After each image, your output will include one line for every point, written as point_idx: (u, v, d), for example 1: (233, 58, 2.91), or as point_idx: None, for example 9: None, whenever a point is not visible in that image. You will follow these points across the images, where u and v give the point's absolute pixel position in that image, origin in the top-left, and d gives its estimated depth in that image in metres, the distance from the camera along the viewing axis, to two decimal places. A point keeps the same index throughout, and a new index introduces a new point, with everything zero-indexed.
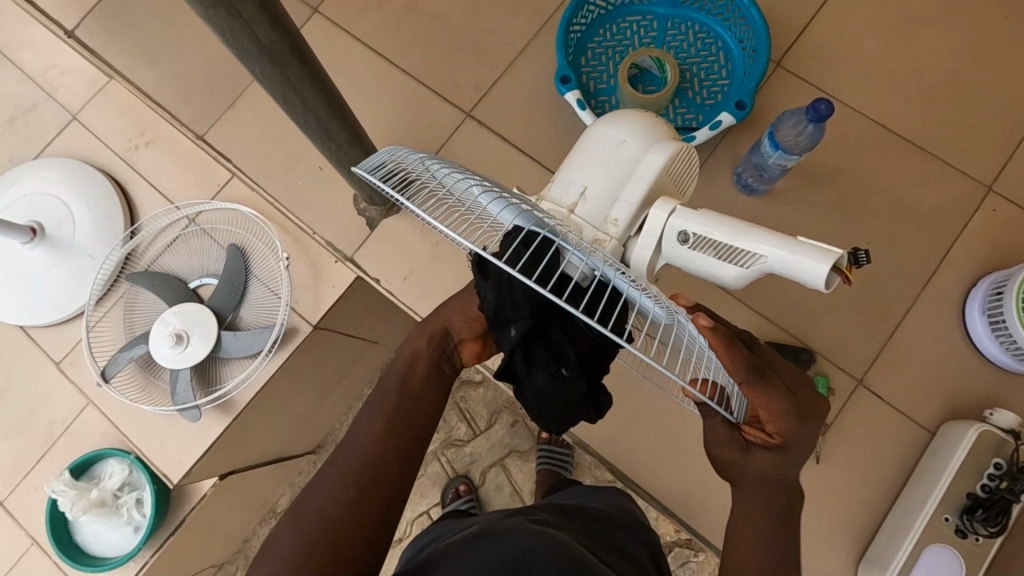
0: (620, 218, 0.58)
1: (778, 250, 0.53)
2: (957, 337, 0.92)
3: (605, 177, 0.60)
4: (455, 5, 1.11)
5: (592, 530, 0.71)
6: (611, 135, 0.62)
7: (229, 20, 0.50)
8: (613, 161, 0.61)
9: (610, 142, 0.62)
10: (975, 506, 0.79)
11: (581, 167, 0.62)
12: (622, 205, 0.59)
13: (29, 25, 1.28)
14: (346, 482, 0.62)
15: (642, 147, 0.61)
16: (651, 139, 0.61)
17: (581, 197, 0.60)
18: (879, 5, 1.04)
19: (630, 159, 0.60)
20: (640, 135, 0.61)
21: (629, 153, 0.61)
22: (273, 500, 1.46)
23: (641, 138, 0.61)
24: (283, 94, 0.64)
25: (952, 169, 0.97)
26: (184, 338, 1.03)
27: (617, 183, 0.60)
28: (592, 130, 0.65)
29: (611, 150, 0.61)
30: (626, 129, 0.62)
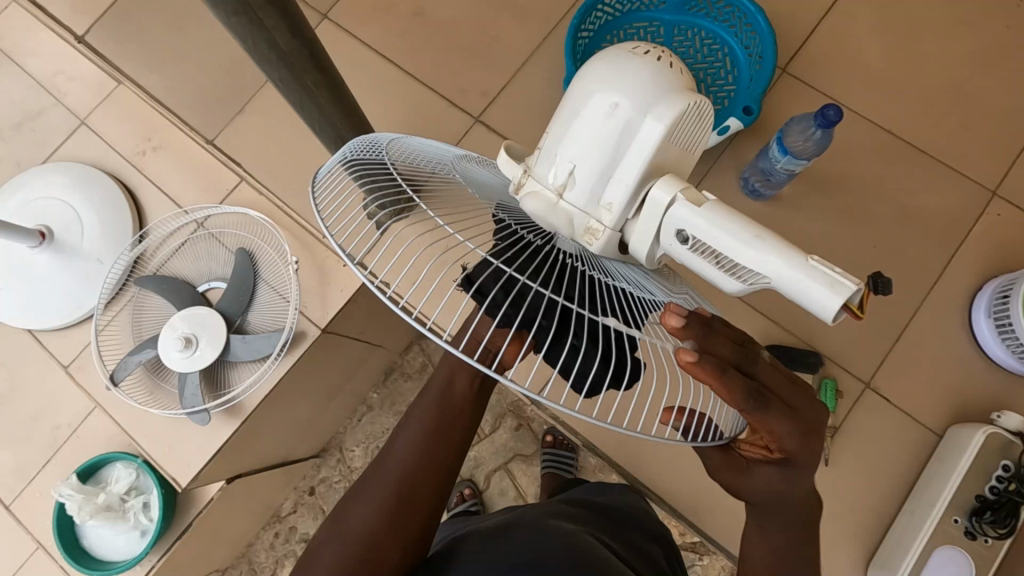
0: (615, 202, 0.47)
1: (790, 269, 0.41)
2: (963, 341, 0.92)
3: (594, 151, 0.47)
4: (462, 12, 1.12)
5: (607, 525, 0.71)
6: (600, 91, 0.47)
7: (251, 27, 0.51)
8: (601, 128, 0.47)
9: (595, 103, 0.47)
10: (983, 508, 0.80)
11: (564, 137, 0.49)
12: (615, 186, 0.47)
13: (37, 30, 1.28)
14: (372, 492, 0.64)
15: (638, 108, 0.46)
16: (650, 90, 0.47)
17: (569, 178, 0.48)
18: (882, 12, 1.05)
19: (621, 123, 0.47)
20: (634, 91, 0.46)
21: (622, 117, 0.46)
22: (277, 505, 1.46)
23: (636, 97, 0.46)
24: (299, 100, 0.65)
25: (957, 174, 0.98)
26: (193, 343, 1.03)
27: (609, 160, 0.47)
28: (577, 79, 0.50)
29: (598, 113, 0.47)
30: (617, 83, 0.47)
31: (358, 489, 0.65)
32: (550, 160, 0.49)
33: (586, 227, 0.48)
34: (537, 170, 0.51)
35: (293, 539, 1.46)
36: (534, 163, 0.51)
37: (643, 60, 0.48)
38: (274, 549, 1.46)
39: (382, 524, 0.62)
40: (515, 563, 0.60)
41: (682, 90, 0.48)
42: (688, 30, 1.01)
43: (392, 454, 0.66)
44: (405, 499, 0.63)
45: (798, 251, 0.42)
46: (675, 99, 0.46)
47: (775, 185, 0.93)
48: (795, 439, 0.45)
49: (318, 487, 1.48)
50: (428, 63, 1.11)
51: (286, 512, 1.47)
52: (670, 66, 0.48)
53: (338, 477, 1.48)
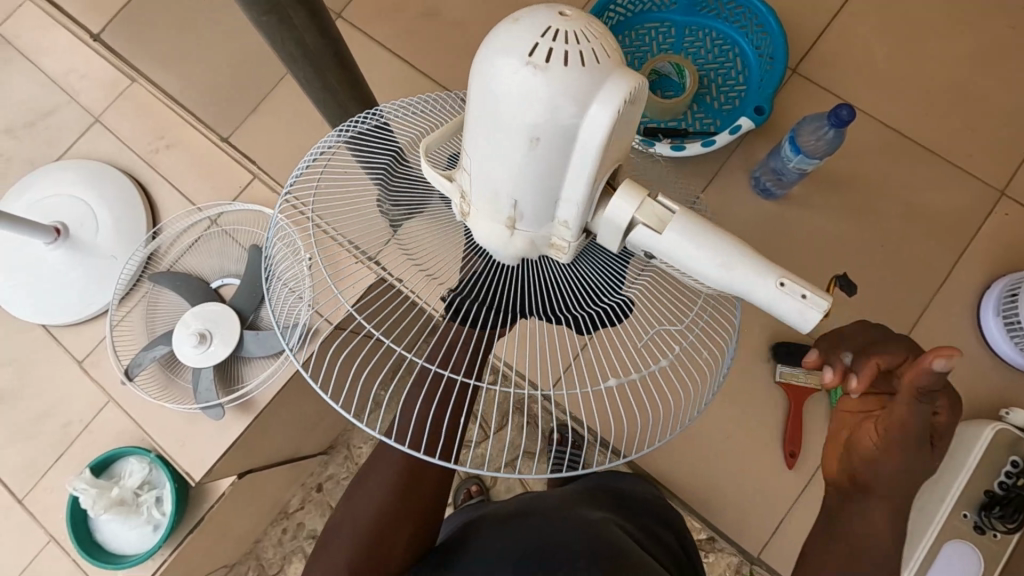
0: (570, 220, 0.46)
1: (756, 291, 0.43)
2: (972, 339, 0.93)
3: (529, 179, 0.44)
4: (475, 12, 1.13)
5: (622, 509, 0.75)
6: (513, 111, 0.41)
7: (280, 26, 0.52)
8: (527, 157, 0.43)
9: (514, 133, 0.42)
10: (992, 504, 0.81)
11: (495, 169, 0.45)
12: (566, 207, 0.45)
13: (52, 28, 1.29)
14: (374, 488, 0.65)
15: (562, 124, 0.41)
16: (573, 101, 0.40)
17: (517, 209, 0.47)
18: (892, 14, 1.06)
19: (550, 153, 0.42)
20: (550, 106, 0.40)
21: (547, 140, 0.41)
22: (284, 502, 1.46)
23: (554, 111, 0.40)
24: (321, 97, 0.65)
25: (964, 174, 0.99)
26: (207, 339, 1.04)
27: (552, 183, 0.44)
28: (480, 88, 0.43)
29: (518, 138, 0.42)
30: (530, 100, 0.40)
31: (359, 486, 0.66)
32: (486, 191, 0.47)
33: (550, 244, 0.49)
34: (473, 197, 0.49)
35: (300, 536, 1.47)
36: (467, 189, 0.49)
37: (550, 60, 0.40)
38: (281, 545, 1.47)
39: (385, 518, 0.63)
40: (522, 554, 0.64)
41: (608, 78, 0.40)
42: (697, 30, 1.02)
43: (385, 455, 0.66)
44: (407, 493, 0.65)
45: (770, 270, 0.43)
46: (599, 100, 0.40)
47: (786, 185, 0.94)
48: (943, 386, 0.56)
49: (325, 483, 1.49)
50: (442, 63, 1.12)
51: (294, 509, 1.48)
52: (583, 49, 0.40)
53: (345, 474, 1.49)
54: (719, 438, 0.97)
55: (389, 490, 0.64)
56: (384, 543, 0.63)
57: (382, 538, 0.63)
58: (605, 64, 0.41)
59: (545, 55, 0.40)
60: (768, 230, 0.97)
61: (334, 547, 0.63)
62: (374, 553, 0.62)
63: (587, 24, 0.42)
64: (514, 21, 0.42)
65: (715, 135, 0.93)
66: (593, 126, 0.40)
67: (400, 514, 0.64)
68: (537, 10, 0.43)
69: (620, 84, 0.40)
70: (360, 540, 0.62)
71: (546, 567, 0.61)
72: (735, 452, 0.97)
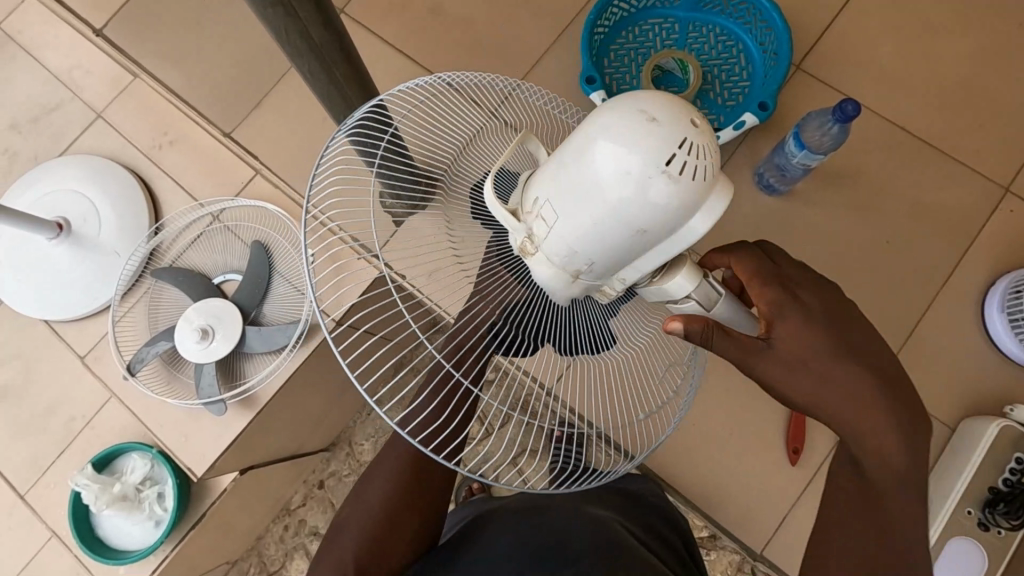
0: (627, 279, 0.49)
1: None
2: (977, 336, 0.92)
3: (618, 255, 0.46)
4: (479, 8, 1.13)
5: (628, 510, 0.75)
6: (633, 205, 0.43)
7: (285, 19, 0.52)
8: (627, 242, 0.45)
9: (621, 222, 0.43)
10: (996, 500, 0.79)
11: (585, 239, 0.45)
12: (631, 271, 0.48)
13: (56, 24, 1.29)
14: (378, 484, 0.64)
15: (673, 227, 0.44)
16: (685, 208, 0.43)
17: (585, 269, 0.47)
18: (895, 10, 1.05)
19: (646, 242, 0.45)
20: (671, 213, 0.43)
21: (652, 236, 0.44)
22: (286, 498, 1.47)
23: (673, 218, 0.43)
24: (326, 92, 0.64)
25: (968, 171, 0.98)
26: (209, 334, 1.04)
27: (631, 258, 0.47)
28: (604, 172, 0.43)
29: (626, 226, 0.44)
30: (655, 203, 0.42)
31: (363, 482, 0.66)
32: (563, 250, 0.46)
33: (599, 291, 0.51)
34: (544, 247, 0.47)
35: (302, 533, 1.46)
36: (539, 237, 0.47)
37: (685, 174, 0.42)
38: (283, 542, 1.47)
39: (388, 513, 0.63)
40: (531, 551, 0.64)
41: (712, 187, 0.44)
42: (700, 27, 1.01)
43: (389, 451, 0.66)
44: (409, 488, 0.64)
45: None
46: (704, 211, 0.44)
47: (790, 181, 0.94)
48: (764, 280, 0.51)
49: (327, 480, 1.49)
50: (446, 59, 1.11)
51: (296, 505, 1.48)
52: (710, 166, 0.43)
53: (347, 471, 1.49)
54: (722, 435, 0.97)
55: (392, 486, 0.63)
56: (387, 538, 0.62)
57: (384, 534, 0.62)
58: (714, 178, 0.44)
59: (682, 168, 0.42)
60: (771, 227, 0.97)
61: (339, 539, 0.64)
62: (376, 548, 0.62)
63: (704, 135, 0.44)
64: (653, 118, 0.42)
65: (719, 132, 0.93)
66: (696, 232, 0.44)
67: (400, 508, 0.63)
68: (668, 109, 0.43)
69: (720, 195, 0.45)
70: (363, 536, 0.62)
71: (548, 566, 0.61)
72: (737, 450, 0.97)
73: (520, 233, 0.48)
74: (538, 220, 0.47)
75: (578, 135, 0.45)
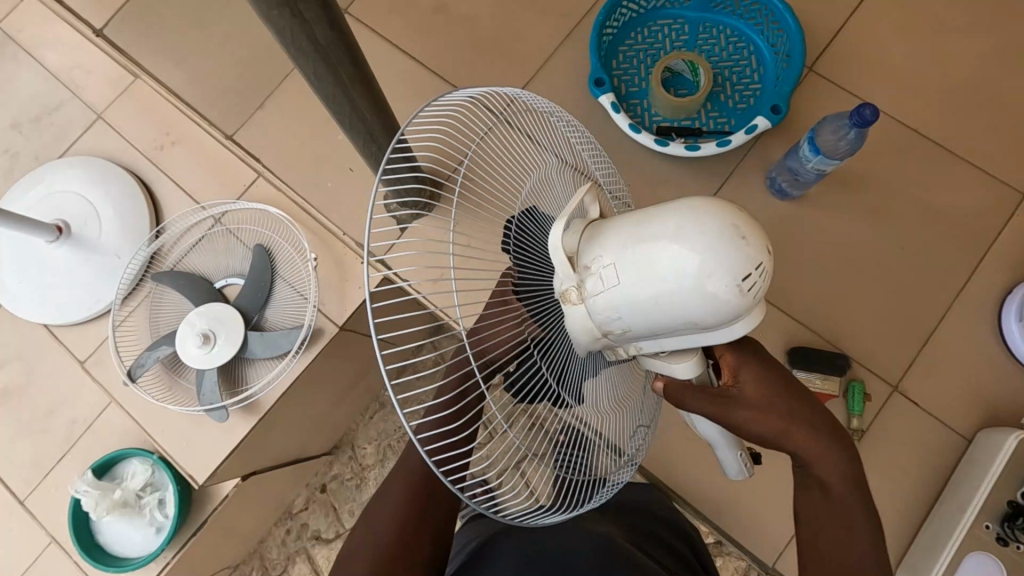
0: (646, 348, 0.52)
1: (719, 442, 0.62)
2: (994, 345, 0.89)
3: (658, 331, 0.48)
4: (486, 7, 1.11)
5: (633, 516, 0.75)
6: (691, 299, 0.44)
7: (290, 20, 0.50)
8: (672, 325, 0.47)
9: (669, 312, 0.46)
10: (1016, 514, 0.75)
11: (630, 312, 0.47)
12: (652, 344, 0.51)
13: (56, 23, 1.27)
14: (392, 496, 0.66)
15: (718, 325, 0.46)
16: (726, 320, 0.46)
17: (618, 332, 0.49)
18: (911, 12, 1.03)
19: (682, 331, 0.48)
20: (723, 317, 0.45)
21: (697, 328, 0.46)
22: (289, 501, 1.45)
23: (722, 321, 0.45)
24: (331, 95, 0.62)
25: (984, 175, 0.96)
26: (211, 339, 1.03)
27: (660, 337, 0.50)
28: (678, 265, 0.44)
29: (677, 313, 0.45)
30: (714, 305, 0.44)
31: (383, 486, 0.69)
32: (610, 312, 0.48)
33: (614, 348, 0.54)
34: (590, 302, 0.49)
35: (304, 537, 1.45)
36: (589, 293, 0.48)
37: (749, 291, 0.44)
38: (285, 546, 1.45)
39: (402, 524, 0.64)
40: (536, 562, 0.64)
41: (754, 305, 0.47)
42: (711, 28, 1.00)
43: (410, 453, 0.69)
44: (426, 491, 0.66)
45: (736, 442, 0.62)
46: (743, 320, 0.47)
47: (804, 186, 0.92)
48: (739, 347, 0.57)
49: (330, 484, 1.47)
50: (452, 58, 1.09)
51: (298, 509, 1.47)
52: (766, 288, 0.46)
53: (349, 475, 1.47)
54: None
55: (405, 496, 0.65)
56: (397, 547, 0.62)
57: (394, 543, 0.63)
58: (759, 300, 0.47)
59: (749, 285, 0.44)
60: (782, 231, 0.94)
61: (352, 550, 0.64)
62: (387, 558, 0.62)
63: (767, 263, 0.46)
64: (741, 237, 0.44)
65: (730, 135, 0.91)
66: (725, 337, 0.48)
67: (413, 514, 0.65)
68: (751, 233, 0.44)
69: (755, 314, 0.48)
70: (374, 545, 0.63)
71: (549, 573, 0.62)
72: None
73: (570, 282, 0.49)
74: (593, 279, 0.48)
75: (662, 221, 0.45)
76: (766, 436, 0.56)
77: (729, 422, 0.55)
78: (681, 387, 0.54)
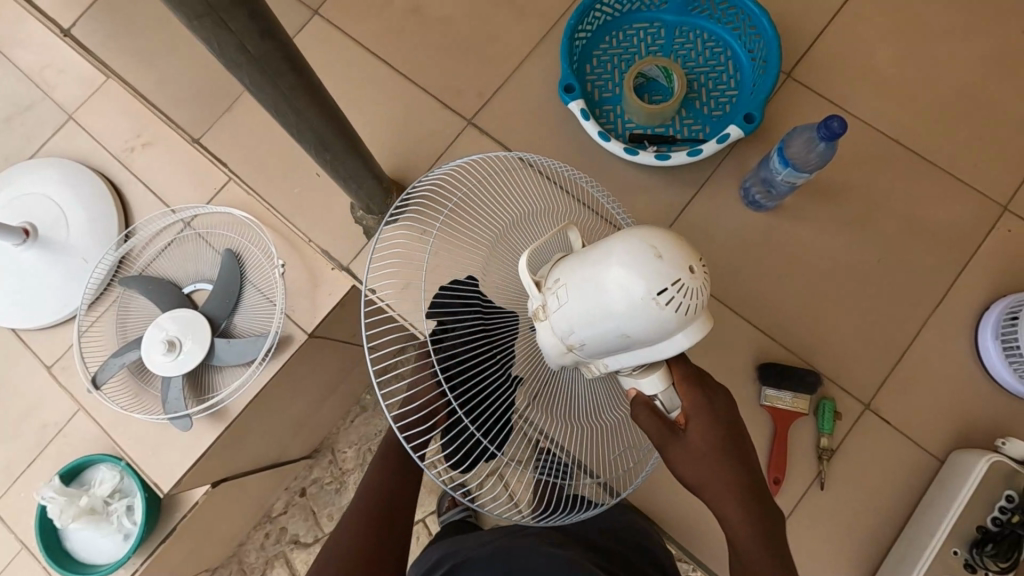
0: (609, 364, 0.57)
1: None
2: (970, 362, 0.87)
3: (606, 347, 0.53)
4: (459, 9, 1.08)
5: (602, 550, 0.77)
6: (626, 313, 0.49)
7: (215, 31, 0.47)
8: (615, 338, 0.51)
9: (608, 325, 0.50)
10: (984, 540, 0.71)
11: (580, 326, 0.52)
12: (612, 359, 0.56)
13: (26, 20, 1.25)
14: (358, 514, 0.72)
15: (653, 341, 0.51)
16: (663, 331, 0.50)
17: (575, 347, 0.55)
18: (893, 17, 1.00)
19: (626, 343, 0.52)
20: (652, 331, 0.49)
21: (632, 343, 0.51)
22: (268, 505, 1.44)
23: (653, 335, 0.50)
24: (274, 105, 0.60)
25: (964, 186, 0.93)
26: (177, 345, 1.01)
27: (613, 351, 0.54)
28: (601, 287, 0.50)
29: (614, 329, 0.51)
30: (645, 315, 0.48)
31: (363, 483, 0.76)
32: (563, 326, 0.53)
33: (583, 365, 0.59)
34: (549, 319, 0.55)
35: (283, 540, 1.44)
36: (549, 311, 0.54)
37: (670, 306, 0.48)
38: (264, 549, 1.44)
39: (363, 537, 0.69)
40: None
41: (694, 320, 0.50)
42: (687, 33, 0.97)
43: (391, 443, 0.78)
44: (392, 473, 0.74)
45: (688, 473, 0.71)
46: (681, 334, 0.51)
47: (774, 200, 0.89)
48: (694, 394, 0.60)
49: (309, 488, 1.46)
50: (424, 61, 1.06)
51: (278, 512, 1.45)
52: (696, 304, 0.49)
53: (330, 478, 1.46)
54: None
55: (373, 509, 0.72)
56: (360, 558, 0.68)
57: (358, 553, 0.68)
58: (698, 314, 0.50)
59: (669, 301, 0.48)
60: (756, 243, 0.92)
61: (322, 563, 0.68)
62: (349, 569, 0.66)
63: (705, 282, 0.49)
64: (659, 257, 0.48)
65: (703, 144, 0.89)
66: (667, 347, 0.51)
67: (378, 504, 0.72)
68: (679, 252, 0.49)
69: (698, 328, 0.51)
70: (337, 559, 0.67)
71: None
72: None
73: (535, 300, 0.56)
74: (552, 298, 0.54)
75: (605, 245, 0.51)
76: (689, 475, 0.59)
77: (665, 451, 0.59)
78: (638, 403, 0.59)
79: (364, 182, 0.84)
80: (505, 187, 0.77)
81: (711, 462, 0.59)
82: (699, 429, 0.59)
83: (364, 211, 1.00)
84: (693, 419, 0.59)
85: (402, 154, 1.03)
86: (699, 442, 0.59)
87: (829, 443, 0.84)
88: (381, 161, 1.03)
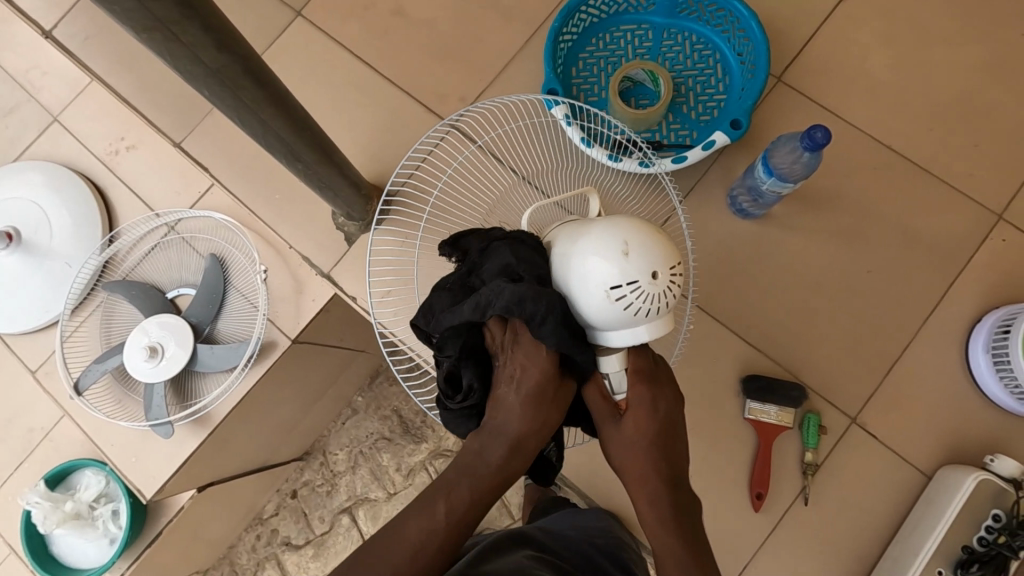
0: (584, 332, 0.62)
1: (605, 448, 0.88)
2: (961, 377, 0.85)
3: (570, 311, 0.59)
4: (443, 11, 1.06)
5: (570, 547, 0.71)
6: (587, 288, 0.55)
7: (167, 45, 0.46)
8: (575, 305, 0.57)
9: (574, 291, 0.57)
10: (970, 561, 0.71)
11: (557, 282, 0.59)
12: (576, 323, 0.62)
13: (11, 21, 1.24)
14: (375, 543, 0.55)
15: (603, 328, 0.57)
16: (615, 320, 0.55)
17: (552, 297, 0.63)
18: (887, 20, 0.98)
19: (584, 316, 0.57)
20: (598, 318, 0.56)
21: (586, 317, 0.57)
22: (258, 506, 1.34)
23: (603, 322, 0.56)
24: (239, 116, 0.59)
25: (959, 195, 0.91)
26: (159, 351, 1.00)
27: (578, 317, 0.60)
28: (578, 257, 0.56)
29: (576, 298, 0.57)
30: (599, 294, 0.54)
31: (483, 446, 0.58)
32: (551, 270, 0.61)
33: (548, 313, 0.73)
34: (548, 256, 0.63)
35: (275, 543, 1.34)
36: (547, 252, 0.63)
37: (621, 302, 0.54)
38: (255, 551, 1.35)
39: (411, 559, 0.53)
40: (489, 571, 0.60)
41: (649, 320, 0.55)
42: (675, 36, 0.95)
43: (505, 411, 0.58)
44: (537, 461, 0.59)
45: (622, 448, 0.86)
46: (631, 328, 0.56)
47: (764, 207, 0.87)
48: (640, 386, 0.60)
49: (301, 490, 1.35)
50: (408, 64, 1.05)
51: (269, 514, 1.35)
52: (650, 308, 0.54)
53: (320, 481, 1.35)
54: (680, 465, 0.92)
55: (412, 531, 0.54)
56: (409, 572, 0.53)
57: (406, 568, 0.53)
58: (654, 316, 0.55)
59: (625, 296, 0.53)
60: (745, 251, 0.90)
61: None
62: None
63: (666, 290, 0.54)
64: (626, 255, 0.53)
65: (688, 150, 0.87)
66: (616, 334, 0.56)
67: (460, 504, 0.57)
68: (652, 255, 0.53)
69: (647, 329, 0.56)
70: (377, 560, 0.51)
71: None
72: None
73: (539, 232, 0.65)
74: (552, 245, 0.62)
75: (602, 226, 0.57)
76: (615, 457, 0.60)
77: (600, 428, 0.61)
78: (589, 379, 0.61)
79: (341, 189, 0.83)
80: (483, 168, 0.95)
81: (646, 455, 0.59)
82: (638, 421, 0.59)
83: (345, 218, 0.99)
84: (632, 409, 0.59)
85: (386, 160, 1.02)
86: (631, 434, 0.59)
87: (814, 457, 0.83)
88: (365, 167, 1.02)
